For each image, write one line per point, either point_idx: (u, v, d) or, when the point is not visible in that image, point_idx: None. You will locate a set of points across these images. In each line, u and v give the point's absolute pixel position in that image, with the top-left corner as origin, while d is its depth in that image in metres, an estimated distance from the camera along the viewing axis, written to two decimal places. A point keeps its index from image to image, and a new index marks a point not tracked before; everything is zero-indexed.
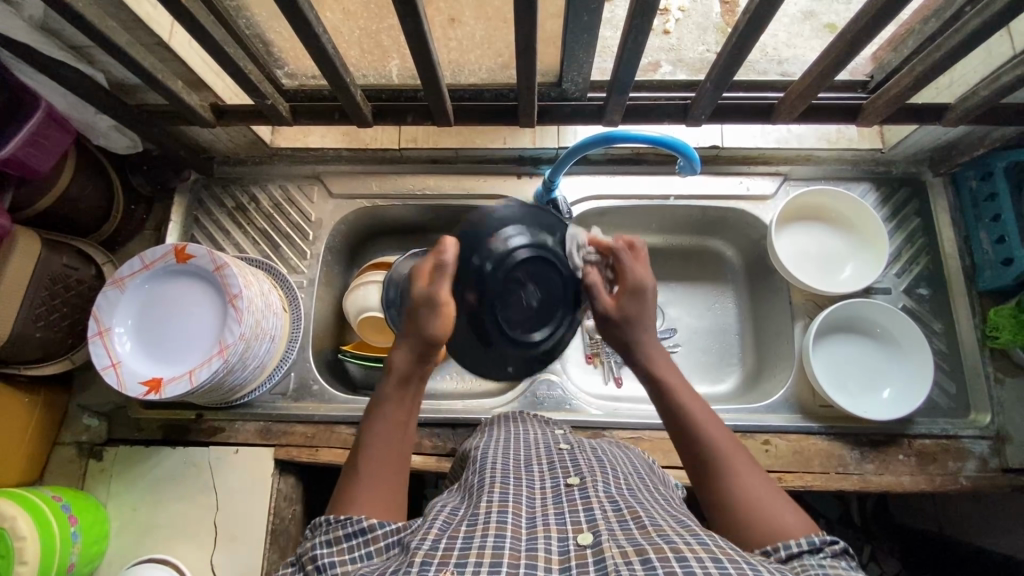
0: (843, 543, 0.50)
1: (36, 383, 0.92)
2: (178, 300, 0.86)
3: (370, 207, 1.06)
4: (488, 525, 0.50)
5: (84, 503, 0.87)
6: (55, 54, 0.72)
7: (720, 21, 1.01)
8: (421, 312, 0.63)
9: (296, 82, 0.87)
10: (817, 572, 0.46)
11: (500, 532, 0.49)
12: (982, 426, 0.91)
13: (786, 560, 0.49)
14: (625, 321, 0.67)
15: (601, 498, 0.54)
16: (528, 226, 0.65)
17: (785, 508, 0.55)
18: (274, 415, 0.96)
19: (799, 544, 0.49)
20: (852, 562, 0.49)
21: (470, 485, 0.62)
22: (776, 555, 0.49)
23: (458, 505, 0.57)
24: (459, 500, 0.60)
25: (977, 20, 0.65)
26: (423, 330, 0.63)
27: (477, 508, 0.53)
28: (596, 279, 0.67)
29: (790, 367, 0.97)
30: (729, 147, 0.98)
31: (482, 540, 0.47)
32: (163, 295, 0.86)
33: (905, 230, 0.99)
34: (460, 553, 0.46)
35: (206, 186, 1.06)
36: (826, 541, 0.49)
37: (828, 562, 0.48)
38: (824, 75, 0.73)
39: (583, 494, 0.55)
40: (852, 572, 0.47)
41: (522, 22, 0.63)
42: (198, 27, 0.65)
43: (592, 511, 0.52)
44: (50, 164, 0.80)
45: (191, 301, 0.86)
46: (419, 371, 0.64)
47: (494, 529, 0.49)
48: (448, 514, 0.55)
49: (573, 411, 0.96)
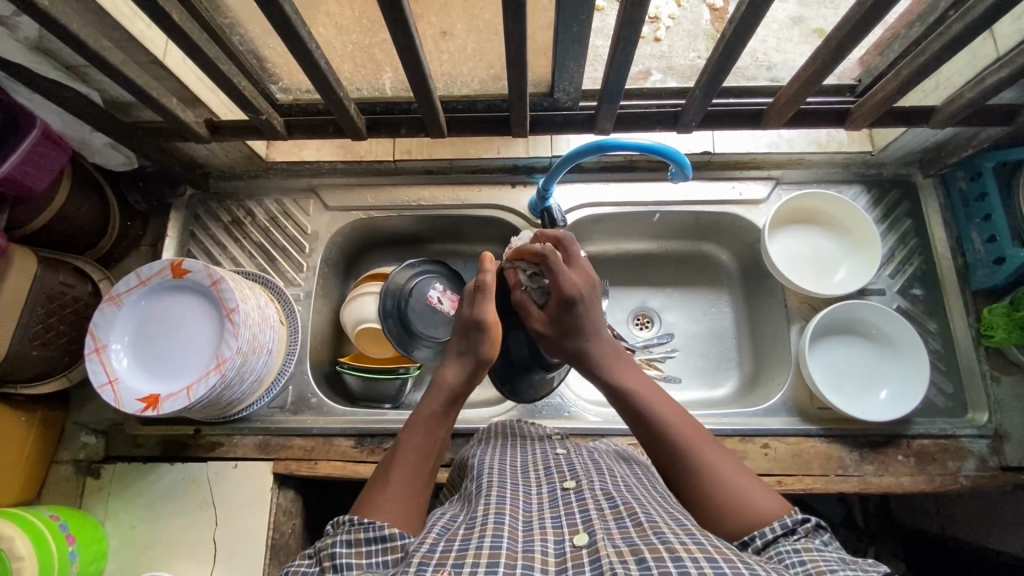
0: (815, 521, 0.52)
1: (34, 402, 0.92)
2: (177, 315, 0.86)
3: (366, 218, 1.06)
4: (486, 527, 0.50)
5: (83, 522, 0.87)
6: (50, 74, 0.72)
7: (709, 28, 1.04)
8: (472, 333, 0.71)
9: (291, 97, 0.88)
10: (789, 553, 0.48)
11: (497, 533, 0.49)
12: (980, 424, 0.91)
13: (763, 550, 0.51)
14: (566, 332, 0.71)
15: (597, 499, 0.55)
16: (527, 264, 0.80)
17: (758, 491, 0.56)
18: (273, 428, 0.95)
19: (774, 530, 0.51)
20: (824, 537, 0.51)
21: (468, 492, 0.62)
22: (754, 545, 0.51)
23: (456, 512, 0.58)
24: (458, 507, 0.60)
25: (961, 23, 0.66)
26: (478, 349, 0.70)
27: (475, 512, 0.54)
28: (527, 296, 0.76)
29: (787, 370, 0.97)
30: (721, 153, 0.99)
31: (479, 541, 0.48)
32: (163, 311, 0.86)
33: (897, 231, 1.00)
34: (457, 554, 0.46)
35: (202, 202, 1.06)
36: (799, 521, 0.51)
37: (802, 541, 0.50)
38: (812, 81, 0.74)
39: (579, 496, 0.56)
40: (824, 548, 0.49)
41: (512, 37, 0.64)
42: (191, 46, 0.66)
43: (587, 513, 0.53)
44: (46, 182, 0.81)
45: (190, 317, 0.86)
46: (466, 390, 0.69)
47: (491, 530, 0.49)
48: (447, 520, 0.55)
49: (572, 418, 0.96)
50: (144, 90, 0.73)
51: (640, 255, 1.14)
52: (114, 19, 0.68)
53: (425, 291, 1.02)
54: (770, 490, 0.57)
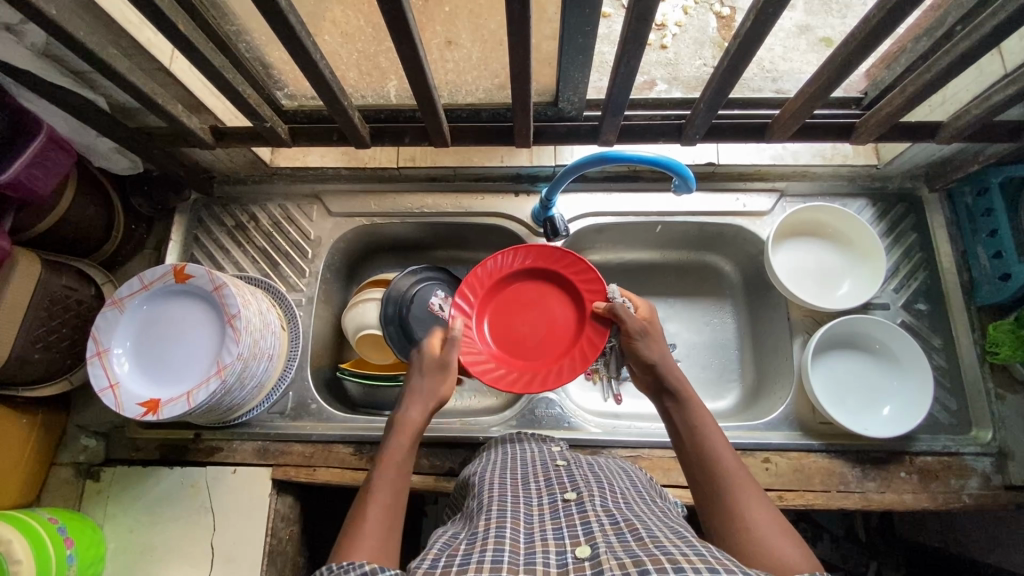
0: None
1: (35, 404, 0.92)
2: (182, 328, 0.86)
3: (369, 224, 1.06)
4: (488, 540, 0.50)
5: (81, 525, 0.87)
6: (55, 79, 0.72)
7: (715, 36, 1.05)
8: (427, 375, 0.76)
9: (296, 103, 0.88)
10: None
11: (498, 546, 0.49)
12: (984, 443, 0.90)
13: None
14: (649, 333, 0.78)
15: (599, 513, 0.54)
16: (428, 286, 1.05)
17: (788, 537, 0.53)
18: (272, 434, 0.95)
19: None
20: None
21: (470, 510, 0.62)
22: None
23: (460, 530, 0.58)
24: (461, 525, 0.60)
25: (967, 42, 0.65)
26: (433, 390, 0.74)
27: (476, 527, 0.54)
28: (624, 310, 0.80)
29: (789, 385, 0.96)
30: (724, 164, 0.99)
31: (481, 555, 0.48)
32: (170, 328, 0.86)
33: (902, 245, 1.00)
34: (459, 567, 0.46)
35: (206, 206, 1.07)
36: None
37: None
38: (817, 95, 0.73)
39: (580, 509, 0.56)
40: None
41: (516, 48, 0.64)
42: (196, 54, 0.66)
43: (588, 525, 0.52)
44: (52, 186, 0.81)
45: (192, 337, 0.85)
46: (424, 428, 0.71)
47: (493, 543, 0.49)
48: (449, 538, 0.55)
49: (573, 429, 0.95)
50: (149, 96, 0.73)
51: (643, 264, 1.14)
52: (121, 27, 0.69)
53: (426, 298, 1.03)
54: (804, 543, 0.53)
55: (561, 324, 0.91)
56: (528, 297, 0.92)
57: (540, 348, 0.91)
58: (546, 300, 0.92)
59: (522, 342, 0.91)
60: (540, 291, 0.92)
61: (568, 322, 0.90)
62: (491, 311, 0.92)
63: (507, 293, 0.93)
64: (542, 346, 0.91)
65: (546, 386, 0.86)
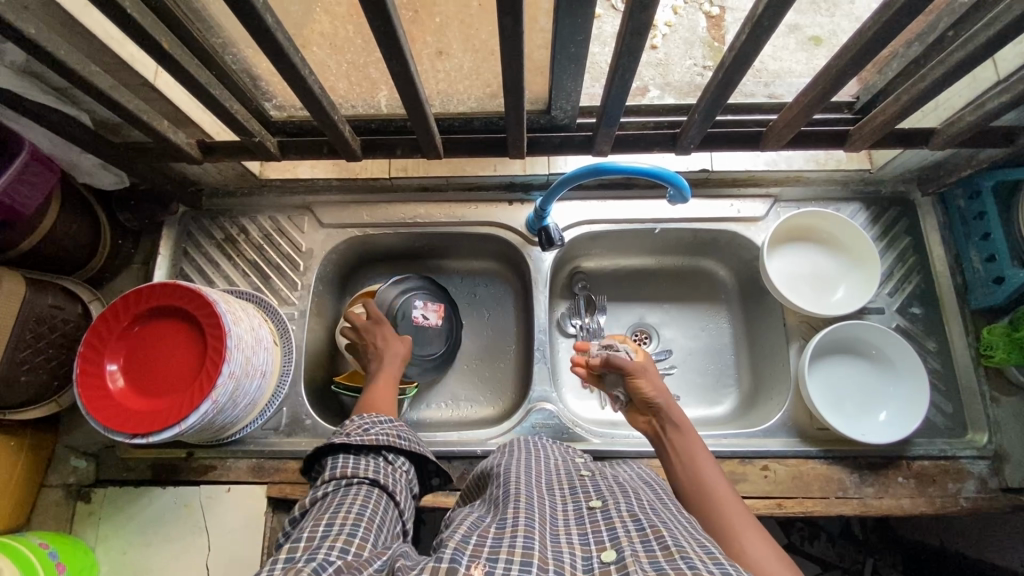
0: None
1: (22, 426, 0.90)
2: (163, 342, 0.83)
3: (361, 235, 1.05)
4: (517, 527, 0.50)
5: (73, 549, 0.85)
6: (36, 98, 0.71)
7: (706, 36, 1.05)
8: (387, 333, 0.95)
9: (285, 114, 0.87)
10: None
11: (528, 534, 0.50)
12: (980, 446, 0.91)
13: None
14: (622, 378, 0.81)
15: (624, 519, 0.53)
16: (408, 293, 1.02)
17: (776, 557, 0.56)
18: (266, 452, 0.94)
19: None
20: None
21: (495, 496, 0.62)
22: None
23: (484, 514, 0.58)
24: (484, 508, 0.61)
25: (960, 53, 0.65)
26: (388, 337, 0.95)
27: (505, 513, 0.54)
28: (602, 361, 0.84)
29: (786, 391, 0.96)
30: (719, 171, 0.99)
31: (511, 540, 0.48)
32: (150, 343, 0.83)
33: (895, 249, 1.00)
34: (491, 549, 0.48)
35: (195, 219, 1.05)
36: None
37: None
38: (815, 103, 0.72)
39: (606, 515, 0.55)
40: None
41: (510, 61, 0.63)
42: (182, 72, 0.65)
43: (615, 531, 0.51)
44: (36, 204, 0.79)
45: None
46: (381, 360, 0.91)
47: (522, 531, 0.50)
48: (476, 520, 0.56)
49: (572, 440, 0.94)
50: (134, 114, 0.71)
51: (639, 269, 1.14)
52: (104, 44, 0.67)
53: (409, 308, 1.01)
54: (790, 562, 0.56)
55: (183, 357, 0.81)
56: (166, 341, 0.82)
57: (169, 385, 0.80)
58: (181, 340, 0.82)
59: (185, 379, 0.80)
60: (176, 332, 0.82)
61: (186, 355, 0.81)
62: (137, 348, 0.82)
63: (145, 336, 0.83)
64: (168, 386, 0.80)
65: (138, 429, 0.76)
